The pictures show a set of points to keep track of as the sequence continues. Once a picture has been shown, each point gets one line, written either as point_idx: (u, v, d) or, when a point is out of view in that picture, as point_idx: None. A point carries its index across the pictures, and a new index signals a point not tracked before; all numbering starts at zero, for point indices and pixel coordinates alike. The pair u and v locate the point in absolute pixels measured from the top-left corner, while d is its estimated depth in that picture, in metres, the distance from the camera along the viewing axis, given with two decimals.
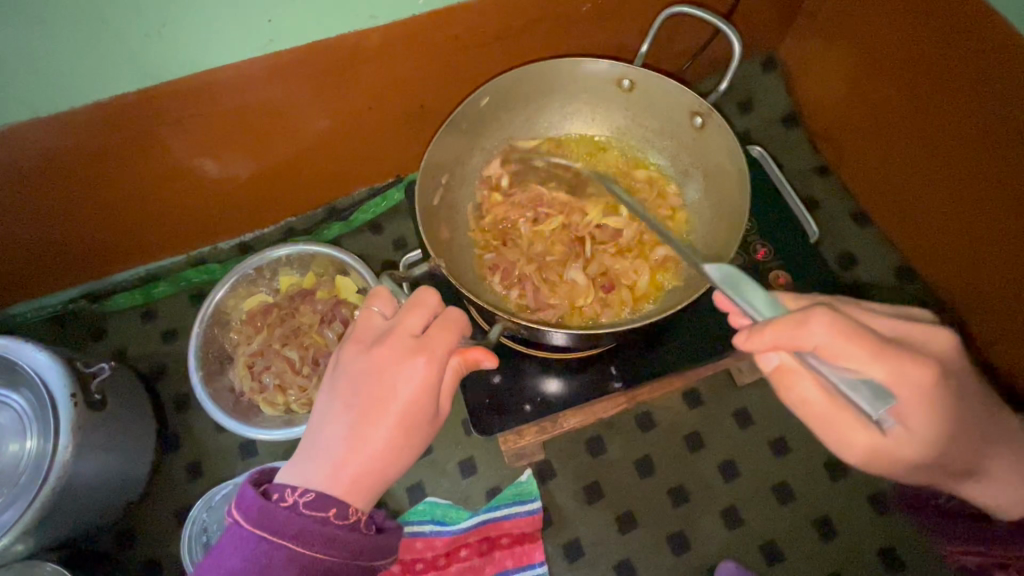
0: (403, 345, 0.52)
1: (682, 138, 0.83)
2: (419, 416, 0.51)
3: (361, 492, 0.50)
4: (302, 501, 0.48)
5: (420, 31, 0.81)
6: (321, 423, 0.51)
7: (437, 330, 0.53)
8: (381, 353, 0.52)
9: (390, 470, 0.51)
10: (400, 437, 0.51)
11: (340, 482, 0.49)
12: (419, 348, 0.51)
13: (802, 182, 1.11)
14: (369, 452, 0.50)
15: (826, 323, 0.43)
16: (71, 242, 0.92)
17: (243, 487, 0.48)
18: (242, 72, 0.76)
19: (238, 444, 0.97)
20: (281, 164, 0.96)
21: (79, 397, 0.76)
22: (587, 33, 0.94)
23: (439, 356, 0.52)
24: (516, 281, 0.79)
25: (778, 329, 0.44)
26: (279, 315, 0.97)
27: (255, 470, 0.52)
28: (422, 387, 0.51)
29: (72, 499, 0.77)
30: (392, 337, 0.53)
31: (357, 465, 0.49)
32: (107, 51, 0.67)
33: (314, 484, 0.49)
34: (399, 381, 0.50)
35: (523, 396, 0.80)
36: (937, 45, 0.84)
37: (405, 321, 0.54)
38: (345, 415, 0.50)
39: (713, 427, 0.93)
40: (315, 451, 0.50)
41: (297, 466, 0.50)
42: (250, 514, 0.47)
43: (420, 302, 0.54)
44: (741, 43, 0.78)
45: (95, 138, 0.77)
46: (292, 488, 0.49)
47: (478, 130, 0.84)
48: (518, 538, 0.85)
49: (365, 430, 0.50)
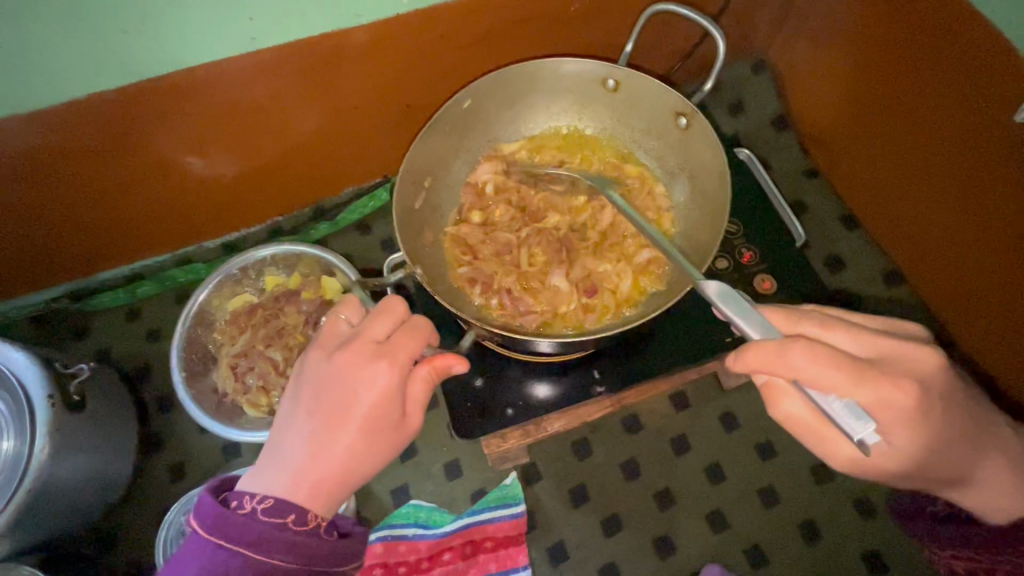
0: (365, 351, 0.51)
1: (667, 140, 0.82)
2: (382, 424, 0.51)
3: (322, 498, 0.49)
4: (260, 508, 0.47)
5: (405, 30, 0.80)
6: (284, 429, 0.51)
7: (401, 336, 0.52)
8: (343, 359, 0.51)
9: (353, 477, 0.51)
10: (361, 444, 0.50)
11: (301, 489, 0.48)
12: (382, 353, 0.51)
13: (791, 184, 1.11)
14: (330, 459, 0.49)
15: (806, 352, 0.43)
16: (52, 240, 0.91)
17: (202, 495, 0.48)
18: (225, 70, 0.75)
19: (222, 446, 0.96)
20: (265, 164, 0.95)
21: (56, 398, 0.75)
22: (574, 33, 0.93)
23: (401, 362, 0.51)
24: (497, 291, 0.78)
25: (759, 352, 0.44)
26: (263, 316, 0.96)
27: (212, 480, 0.52)
28: (384, 393, 0.50)
29: (50, 501, 0.76)
30: (356, 342, 0.52)
31: (317, 472, 0.49)
32: (85, 48, 0.66)
33: (273, 491, 0.48)
34: (361, 387, 0.50)
35: (505, 399, 0.79)
36: (926, 47, 0.83)
37: (370, 327, 0.53)
38: (306, 421, 0.50)
39: (700, 431, 0.92)
40: (276, 457, 0.50)
41: (257, 472, 0.50)
42: (206, 522, 0.46)
43: (386, 309, 0.54)
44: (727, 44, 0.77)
45: (74, 136, 0.76)
46: (250, 495, 0.48)
47: (463, 131, 0.83)
48: (502, 542, 0.85)
49: (325, 437, 0.49)
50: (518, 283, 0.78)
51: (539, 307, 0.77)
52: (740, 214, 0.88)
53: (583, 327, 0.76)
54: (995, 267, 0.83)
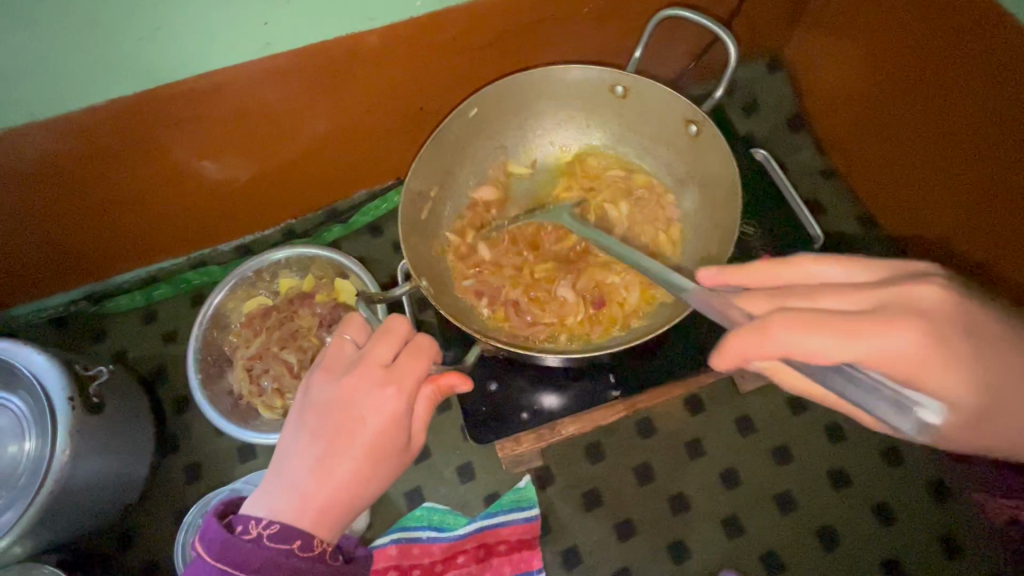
0: (371, 376, 0.51)
1: (678, 147, 0.81)
2: (389, 447, 0.51)
3: (330, 523, 0.49)
4: (266, 533, 0.46)
5: (415, 33, 0.80)
6: (288, 453, 0.50)
7: (406, 360, 0.52)
8: (349, 384, 0.51)
9: (358, 499, 0.51)
10: (367, 469, 0.50)
11: (307, 515, 0.48)
12: (389, 379, 0.51)
13: (806, 184, 1.09)
14: (335, 484, 0.49)
15: (788, 326, 0.40)
16: (70, 243, 0.92)
17: (207, 520, 0.47)
18: (240, 74, 0.76)
19: (237, 447, 0.97)
20: (280, 168, 0.96)
21: (77, 401, 0.76)
22: (587, 35, 0.92)
23: (408, 387, 0.51)
24: (502, 302, 0.79)
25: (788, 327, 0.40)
26: (278, 318, 0.97)
27: (218, 501, 0.51)
28: (392, 418, 0.50)
29: (69, 502, 0.77)
30: (362, 366, 0.52)
31: (324, 497, 0.48)
32: (103, 54, 0.67)
33: (280, 516, 0.47)
34: (367, 412, 0.50)
35: (519, 405, 0.79)
36: (945, 46, 0.81)
37: (375, 350, 0.53)
38: (313, 445, 0.49)
39: (715, 435, 0.91)
40: (280, 482, 0.49)
41: (261, 497, 0.49)
42: (213, 548, 0.45)
43: (389, 330, 0.54)
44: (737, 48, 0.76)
45: (92, 140, 0.77)
46: (256, 519, 0.47)
47: (468, 140, 0.83)
48: (515, 546, 0.85)
49: (330, 462, 0.49)
50: (520, 295, 0.79)
51: (545, 317, 0.77)
52: (755, 215, 0.87)
53: (588, 338, 0.76)
54: (1011, 274, 0.82)
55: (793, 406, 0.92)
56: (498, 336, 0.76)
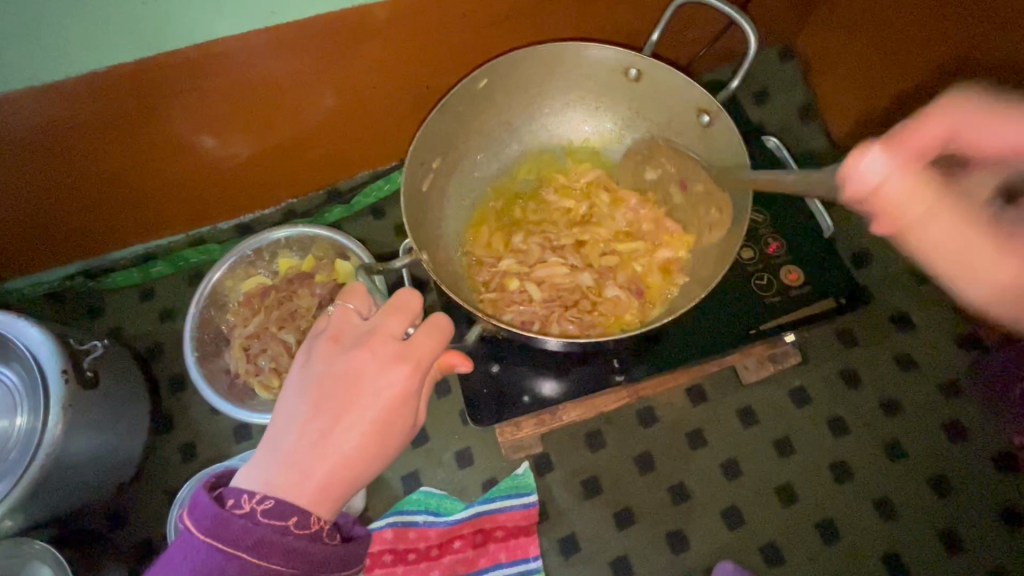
0: (384, 350, 0.50)
1: (687, 135, 0.80)
2: (397, 424, 0.49)
3: (328, 501, 0.47)
4: (259, 509, 0.45)
5: (423, 8, 0.78)
6: (288, 426, 0.48)
7: (420, 335, 0.50)
8: (360, 357, 0.49)
9: (360, 477, 0.49)
10: (371, 444, 0.48)
11: (306, 491, 0.46)
12: (403, 354, 0.49)
13: (816, 176, 1.07)
14: (338, 458, 0.47)
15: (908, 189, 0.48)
16: (68, 215, 0.91)
17: (197, 492, 0.45)
18: (244, 45, 0.74)
19: (233, 427, 0.96)
20: (282, 146, 0.94)
21: (70, 373, 0.74)
22: (599, 16, 0.90)
23: (423, 364, 0.50)
24: (498, 278, 0.78)
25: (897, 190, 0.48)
26: (277, 297, 0.95)
27: (211, 475, 0.49)
28: (403, 393, 0.49)
29: (62, 477, 0.75)
30: (374, 341, 0.50)
31: (326, 473, 0.47)
32: (103, 19, 0.65)
33: (275, 490, 0.46)
34: (378, 387, 0.48)
35: (521, 387, 0.78)
36: (966, 36, 0.80)
37: (387, 324, 0.51)
38: (316, 419, 0.48)
39: (717, 425, 0.91)
40: (278, 455, 0.47)
41: (256, 470, 0.47)
42: (203, 524, 0.44)
43: (403, 305, 0.52)
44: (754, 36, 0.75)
45: (90, 108, 0.75)
46: (249, 494, 0.45)
47: (473, 116, 0.80)
48: (513, 532, 0.84)
49: (335, 437, 0.47)
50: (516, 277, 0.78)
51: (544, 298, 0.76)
52: (765, 203, 0.85)
53: (586, 326, 0.74)
54: None
55: (796, 398, 0.92)
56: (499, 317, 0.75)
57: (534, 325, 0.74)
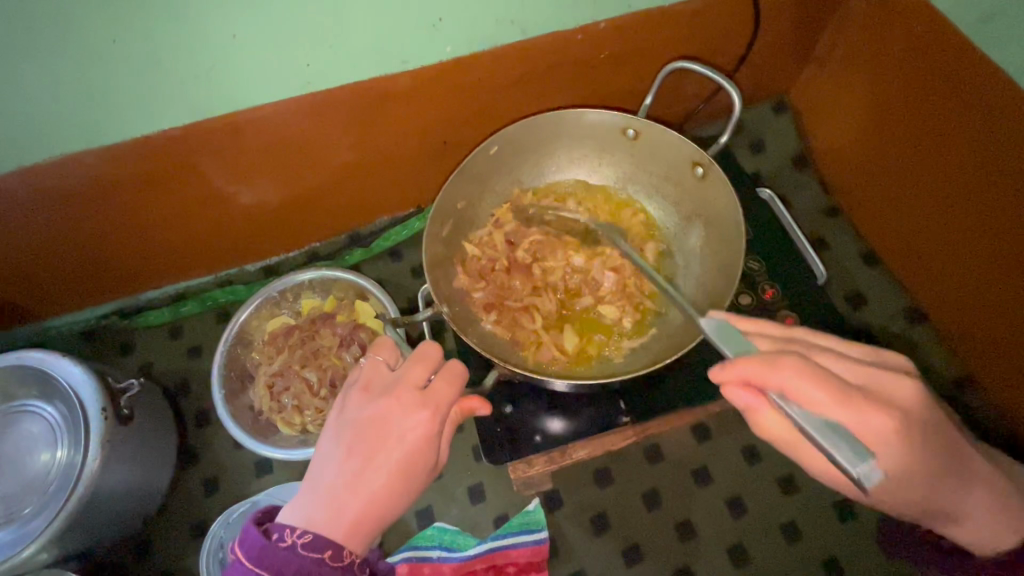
0: (407, 398, 0.54)
1: (683, 186, 0.86)
2: (420, 467, 0.53)
3: (360, 537, 0.51)
4: (300, 542, 0.48)
5: (443, 74, 0.85)
6: (323, 468, 0.53)
7: (439, 383, 0.55)
8: (386, 405, 0.54)
9: (389, 514, 0.53)
10: (398, 484, 0.52)
11: (341, 527, 0.50)
12: (425, 402, 0.54)
13: (812, 221, 1.13)
14: (368, 498, 0.51)
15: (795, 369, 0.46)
16: (109, 259, 0.97)
17: (246, 525, 0.49)
18: (283, 109, 0.82)
19: (254, 462, 0.99)
20: (310, 194, 1.01)
21: (109, 411, 0.79)
22: (604, 80, 0.98)
23: (443, 409, 0.54)
24: (508, 317, 0.83)
25: (750, 365, 0.47)
26: (300, 337, 1.00)
27: (258, 511, 0.54)
28: (426, 438, 0.53)
29: (95, 510, 0.79)
30: (398, 390, 0.55)
31: (359, 511, 0.51)
32: (158, 88, 0.74)
33: (314, 526, 0.50)
34: (403, 432, 0.53)
35: (532, 427, 0.81)
36: (944, 96, 0.87)
37: (409, 374, 0.56)
38: (348, 461, 0.52)
39: (722, 463, 0.93)
40: (315, 494, 0.51)
41: (296, 507, 0.51)
42: (251, 554, 0.47)
43: (422, 355, 0.57)
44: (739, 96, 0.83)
45: (139, 166, 0.83)
46: (291, 528, 0.49)
47: (488, 175, 0.89)
48: (523, 568, 0.86)
49: (365, 478, 0.52)
50: (525, 319, 0.82)
51: (553, 340, 0.81)
52: (761, 250, 0.90)
53: (594, 369, 0.80)
54: (1000, 318, 0.87)
55: None
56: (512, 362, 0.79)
57: (545, 367, 0.79)
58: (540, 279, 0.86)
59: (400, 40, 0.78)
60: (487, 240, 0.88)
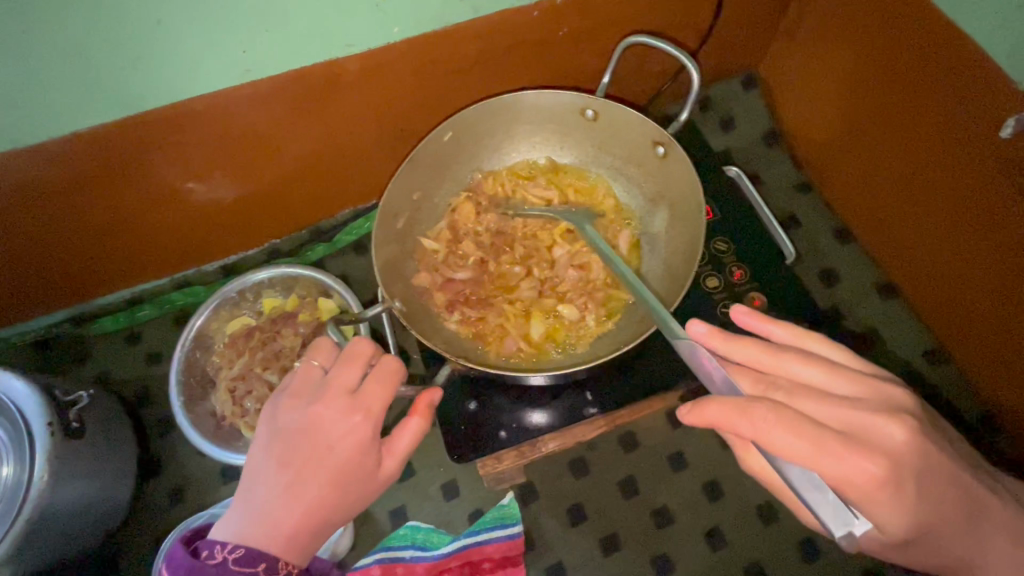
0: (337, 402, 0.52)
1: (646, 167, 0.83)
2: (356, 475, 0.51)
3: (297, 548, 0.50)
4: (231, 558, 0.48)
5: (392, 57, 0.81)
6: (256, 481, 0.51)
7: (372, 384, 0.53)
8: (316, 411, 0.52)
9: (327, 523, 0.51)
10: (334, 494, 0.50)
11: (276, 540, 0.49)
12: (356, 406, 0.52)
13: (785, 198, 1.11)
14: (302, 510, 0.50)
15: (772, 419, 0.44)
16: (55, 267, 0.92)
17: (174, 548, 0.50)
18: (225, 100, 0.77)
19: (221, 469, 0.96)
20: (267, 189, 0.97)
21: (55, 426, 0.76)
22: (565, 60, 0.94)
23: (376, 413, 0.52)
24: (469, 312, 0.80)
25: (723, 410, 0.45)
26: (261, 339, 0.97)
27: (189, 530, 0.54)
28: (360, 444, 0.51)
29: (48, 528, 0.76)
30: (327, 395, 0.52)
31: (293, 522, 0.50)
32: (84, 83, 0.69)
33: (245, 540, 0.49)
34: (334, 440, 0.51)
35: (498, 423, 0.79)
36: (913, 63, 0.84)
37: (338, 376, 0.53)
38: (280, 474, 0.50)
39: (698, 447, 0.92)
40: (248, 508, 0.50)
41: (230, 520, 0.50)
42: (179, 572, 0.48)
43: (351, 355, 0.54)
44: (699, 75, 0.81)
45: (74, 166, 0.78)
46: (221, 544, 0.49)
47: (443, 163, 0.85)
48: (499, 563, 0.84)
49: (297, 490, 0.50)
50: (488, 312, 0.80)
51: (516, 334, 0.79)
52: (729, 232, 0.88)
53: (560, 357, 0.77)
54: (973, 289, 0.86)
55: None
56: (472, 358, 0.77)
57: (508, 360, 0.77)
58: (500, 271, 0.83)
59: (344, 21, 0.73)
60: (446, 232, 0.85)
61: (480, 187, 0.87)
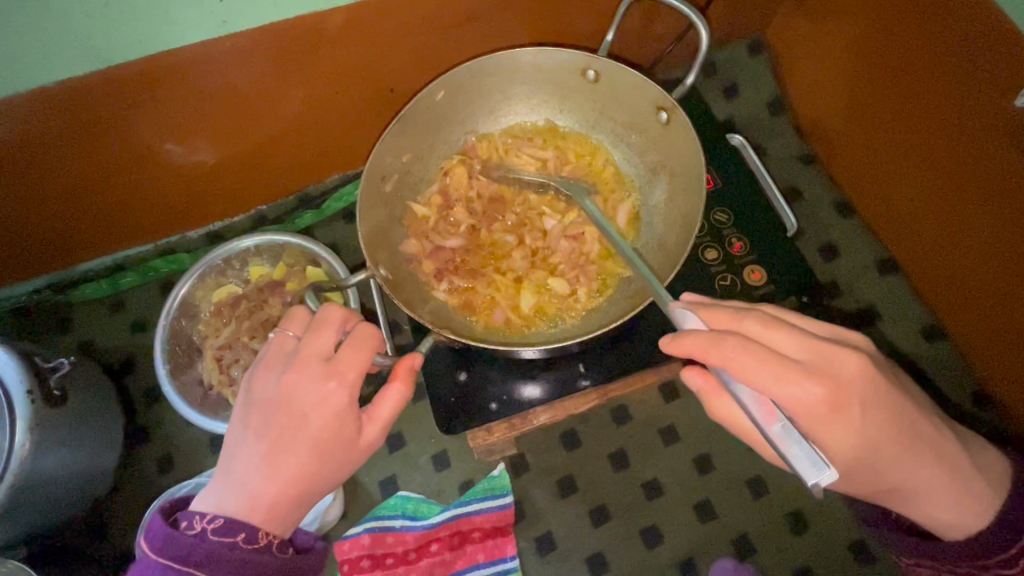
0: (311, 368, 0.50)
1: (648, 133, 0.80)
2: (335, 443, 0.50)
3: (279, 518, 0.49)
4: (210, 528, 0.47)
5: (380, 10, 0.76)
6: (235, 452, 0.50)
7: (347, 349, 0.51)
8: (289, 379, 0.50)
9: (310, 492, 0.51)
10: (314, 464, 0.49)
11: (257, 511, 0.48)
12: (331, 372, 0.50)
13: (787, 170, 1.07)
14: (282, 480, 0.49)
15: (741, 347, 0.45)
16: (31, 231, 0.89)
17: (150, 518, 0.48)
18: (200, 54, 0.73)
19: (209, 438, 0.95)
20: (251, 152, 0.93)
21: (35, 394, 0.74)
22: (562, 18, 0.89)
23: (350, 379, 0.50)
24: (460, 282, 0.78)
25: (700, 339, 0.46)
26: (247, 307, 0.94)
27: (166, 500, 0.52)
28: (337, 411, 0.50)
29: (33, 495, 0.75)
30: (300, 362, 0.50)
31: (274, 493, 0.49)
32: (47, 34, 0.64)
33: (226, 511, 0.48)
34: (309, 408, 0.49)
35: (489, 394, 0.78)
36: (927, 26, 0.80)
37: (311, 343, 0.51)
38: (258, 444, 0.49)
39: (690, 421, 0.92)
40: (228, 479, 0.49)
41: (211, 492, 0.49)
42: (155, 544, 0.46)
43: (324, 320, 0.52)
44: (709, 36, 0.77)
45: (43, 124, 0.74)
46: (200, 514, 0.47)
47: (435, 125, 0.81)
48: (489, 533, 0.85)
49: (276, 460, 0.49)
50: (478, 282, 0.78)
51: (507, 304, 0.77)
52: (729, 203, 0.85)
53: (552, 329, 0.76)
54: (974, 263, 0.84)
55: None
56: (461, 329, 0.75)
57: (498, 331, 0.75)
58: (493, 240, 0.81)
59: None
60: (437, 197, 0.82)
61: (474, 151, 0.84)
